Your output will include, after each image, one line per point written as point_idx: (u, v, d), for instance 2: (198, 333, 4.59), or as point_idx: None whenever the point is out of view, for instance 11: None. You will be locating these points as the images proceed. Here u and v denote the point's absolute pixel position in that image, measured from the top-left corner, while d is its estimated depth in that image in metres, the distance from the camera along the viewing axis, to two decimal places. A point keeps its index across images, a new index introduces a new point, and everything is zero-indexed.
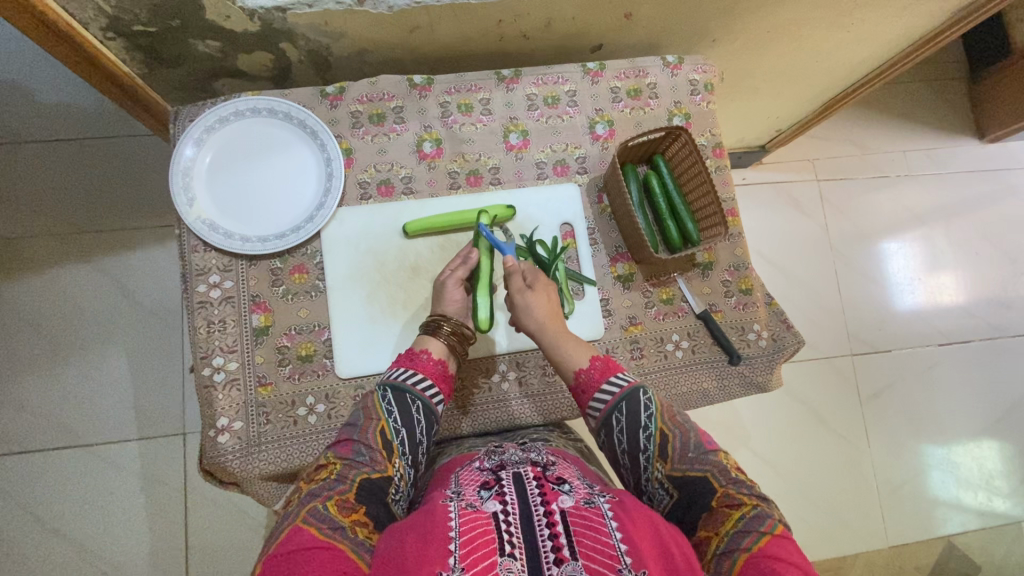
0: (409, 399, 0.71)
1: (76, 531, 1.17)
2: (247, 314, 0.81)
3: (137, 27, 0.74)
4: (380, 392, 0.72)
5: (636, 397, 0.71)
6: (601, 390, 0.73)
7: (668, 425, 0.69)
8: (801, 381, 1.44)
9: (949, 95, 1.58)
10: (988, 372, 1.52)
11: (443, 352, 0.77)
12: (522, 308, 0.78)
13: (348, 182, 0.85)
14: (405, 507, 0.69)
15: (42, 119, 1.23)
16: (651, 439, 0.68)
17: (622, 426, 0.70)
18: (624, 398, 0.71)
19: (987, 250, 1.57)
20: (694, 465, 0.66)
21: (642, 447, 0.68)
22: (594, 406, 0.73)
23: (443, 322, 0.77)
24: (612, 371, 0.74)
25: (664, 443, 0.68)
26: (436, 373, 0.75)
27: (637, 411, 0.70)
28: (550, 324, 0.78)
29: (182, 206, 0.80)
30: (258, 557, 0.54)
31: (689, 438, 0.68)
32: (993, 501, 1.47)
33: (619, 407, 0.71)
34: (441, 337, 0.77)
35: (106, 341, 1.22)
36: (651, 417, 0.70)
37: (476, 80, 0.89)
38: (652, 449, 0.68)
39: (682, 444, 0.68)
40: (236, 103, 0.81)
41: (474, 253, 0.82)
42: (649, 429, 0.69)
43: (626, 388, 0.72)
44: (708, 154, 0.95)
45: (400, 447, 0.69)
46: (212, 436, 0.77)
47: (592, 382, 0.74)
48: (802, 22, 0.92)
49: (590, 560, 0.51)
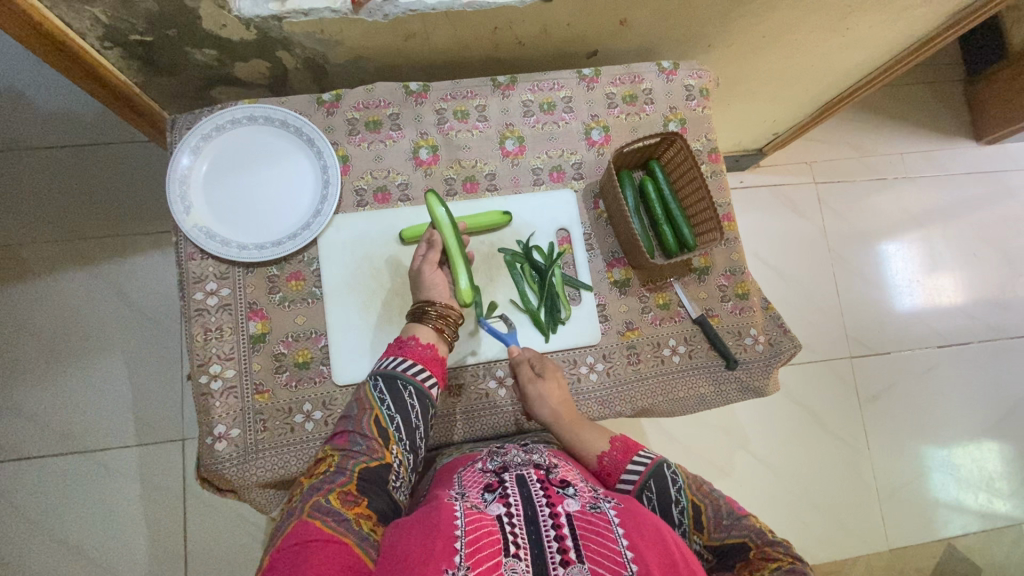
0: (400, 384, 0.71)
1: (76, 536, 1.17)
2: (244, 321, 0.81)
3: (133, 36, 0.74)
4: (372, 382, 0.71)
5: (662, 472, 0.69)
6: (626, 471, 0.71)
7: (698, 496, 0.67)
8: (800, 383, 1.44)
9: (947, 97, 1.59)
10: (988, 373, 1.52)
11: (433, 338, 0.76)
12: (535, 398, 0.79)
13: (345, 189, 0.86)
14: (408, 494, 0.69)
15: (40, 125, 1.23)
16: (684, 513, 0.66)
17: (654, 504, 0.67)
18: (650, 475, 0.68)
19: (986, 251, 1.57)
20: (731, 531, 0.63)
21: (676, 522, 0.66)
22: (622, 487, 0.70)
23: (427, 307, 0.77)
24: (632, 450, 0.73)
25: (697, 514, 0.66)
26: (426, 357, 0.74)
27: (666, 488, 0.67)
28: (564, 413, 0.78)
29: (178, 214, 0.80)
30: (265, 550, 0.55)
31: (721, 505, 0.66)
32: (994, 503, 1.46)
33: (647, 486, 0.68)
34: (428, 322, 0.76)
35: (104, 346, 1.22)
36: (681, 490, 0.67)
37: (473, 87, 0.89)
38: (687, 522, 0.65)
39: (714, 513, 0.65)
40: (232, 111, 0.81)
41: (436, 235, 0.81)
42: (681, 502, 0.66)
43: (651, 464, 0.70)
44: (704, 159, 0.96)
45: (396, 433, 0.68)
46: (209, 444, 0.77)
47: (615, 465, 0.72)
48: (797, 26, 0.93)
49: (595, 563, 0.51)
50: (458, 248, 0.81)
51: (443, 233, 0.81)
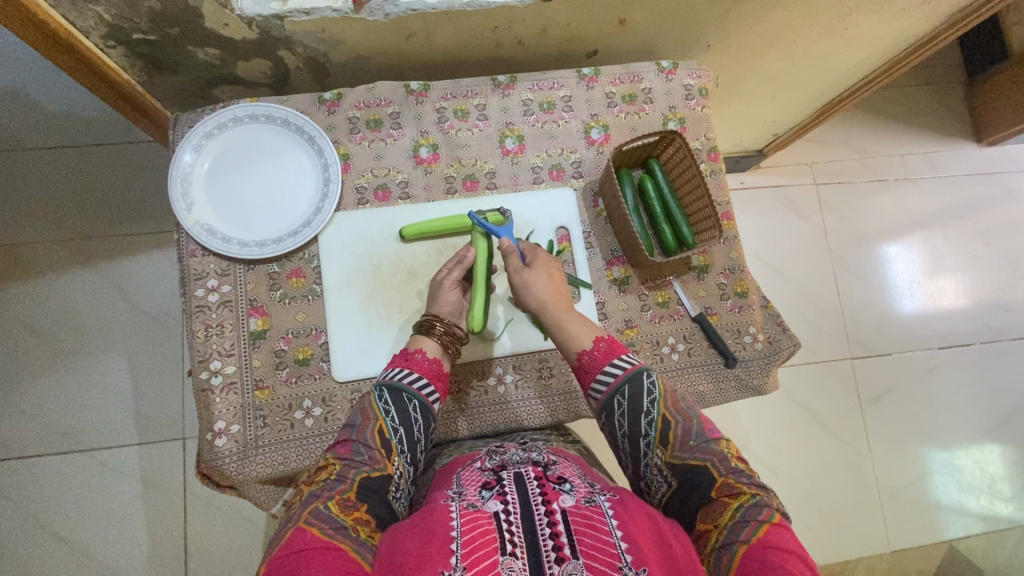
0: (405, 398, 0.72)
1: (76, 534, 1.17)
2: (244, 318, 0.81)
3: (136, 35, 0.75)
4: (377, 393, 0.72)
5: (639, 380, 0.71)
6: (603, 372, 0.73)
7: (670, 411, 0.69)
8: (801, 384, 1.44)
9: (948, 100, 1.59)
10: (990, 376, 1.51)
11: (438, 353, 0.77)
12: (521, 286, 0.79)
13: (346, 187, 0.86)
14: (408, 503, 0.69)
15: (42, 124, 1.24)
16: (653, 424, 0.68)
17: (624, 409, 0.70)
18: (626, 380, 0.71)
19: (987, 254, 1.57)
20: (695, 453, 0.65)
21: (643, 432, 0.68)
22: (596, 387, 0.73)
23: (435, 322, 0.77)
24: (615, 353, 0.74)
25: (665, 428, 0.68)
26: (431, 371, 0.75)
27: (639, 395, 0.70)
28: (550, 301, 0.78)
29: (180, 211, 0.80)
30: (263, 558, 0.55)
31: (691, 427, 0.68)
32: (996, 505, 1.46)
33: (620, 390, 0.71)
34: (435, 337, 0.77)
35: (106, 345, 1.22)
36: (653, 402, 0.69)
37: (473, 86, 0.90)
38: (653, 434, 0.67)
39: (683, 432, 0.67)
40: (235, 109, 0.82)
41: (469, 253, 0.81)
42: (651, 414, 0.69)
43: (629, 370, 0.72)
44: (703, 158, 0.96)
45: (399, 445, 0.69)
46: (209, 439, 0.77)
47: (594, 365, 0.74)
48: (797, 26, 0.93)
49: (591, 559, 0.51)
50: (483, 273, 0.81)
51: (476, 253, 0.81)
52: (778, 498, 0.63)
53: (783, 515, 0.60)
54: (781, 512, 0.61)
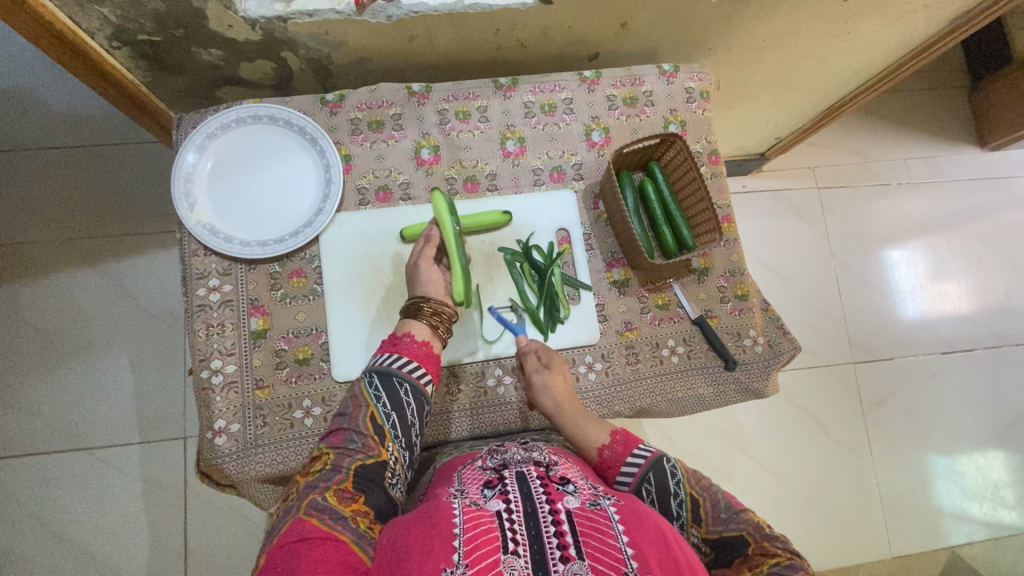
0: (396, 381, 0.71)
1: (76, 532, 1.18)
2: (245, 318, 0.82)
3: (141, 35, 0.76)
4: (367, 379, 0.71)
5: (662, 465, 0.69)
6: (627, 464, 0.70)
7: (696, 490, 0.67)
8: (802, 388, 1.44)
9: (950, 104, 1.59)
10: (992, 381, 1.50)
11: (427, 334, 0.76)
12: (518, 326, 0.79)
13: (347, 188, 0.87)
14: (404, 488, 0.70)
15: (46, 125, 1.25)
16: (682, 506, 0.66)
17: (653, 497, 0.67)
18: (650, 468, 0.68)
19: (990, 258, 1.56)
20: (728, 525, 0.63)
21: (674, 514, 0.66)
22: (621, 480, 0.70)
23: (422, 304, 0.77)
24: (633, 444, 0.72)
25: (695, 507, 0.65)
26: (420, 354, 0.75)
27: (665, 480, 0.67)
28: (566, 405, 0.78)
29: (182, 210, 0.81)
30: (262, 548, 0.55)
31: (719, 499, 0.65)
32: (999, 512, 1.45)
33: (647, 479, 0.68)
34: (422, 319, 0.76)
35: (109, 344, 1.23)
36: (679, 484, 0.67)
37: (474, 88, 0.90)
38: (685, 515, 0.65)
39: (712, 507, 0.65)
40: (237, 110, 0.82)
41: (436, 232, 0.82)
42: (679, 495, 0.66)
43: (651, 458, 0.69)
44: (704, 161, 0.96)
45: (392, 430, 0.69)
46: (209, 438, 0.78)
47: (616, 459, 0.71)
48: (799, 30, 0.93)
49: (597, 560, 0.51)
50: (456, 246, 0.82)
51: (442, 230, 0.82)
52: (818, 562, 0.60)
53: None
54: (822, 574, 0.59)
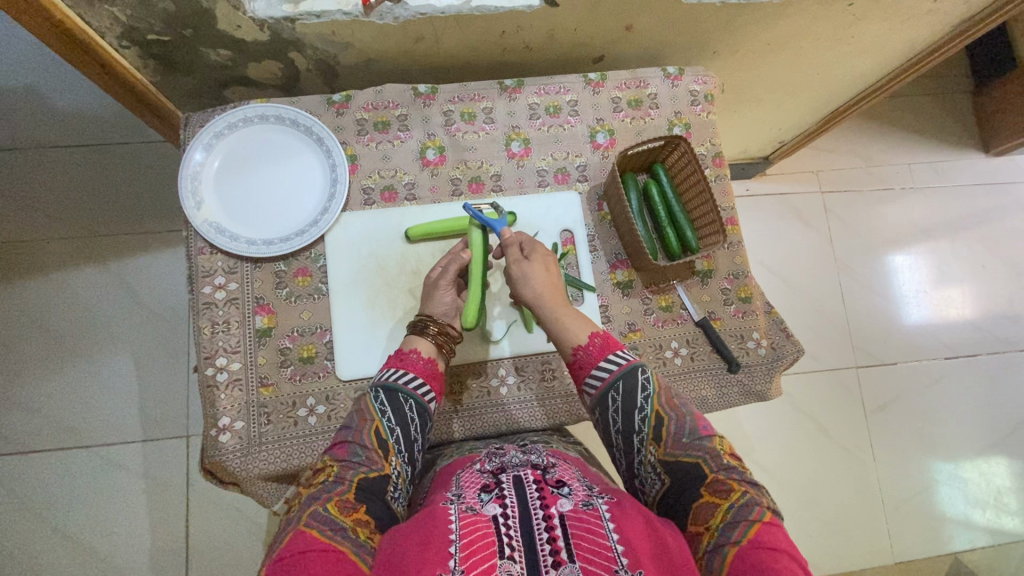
0: (401, 398, 0.72)
1: (78, 529, 1.18)
2: (250, 315, 0.82)
3: (151, 35, 0.76)
4: (373, 394, 0.72)
5: (634, 376, 0.70)
6: (598, 367, 0.72)
7: (664, 408, 0.69)
8: (805, 392, 1.44)
9: (955, 109, 1.59)
10: (996, 387, 1.50)
11: (432, 352, 0.77)
12: (519, 278, 0.78)
13: (352, 188, 0.87)
14: (406, 504, 0.69)
15: (54, 124, 1.26)
16: (645, 421, 0.68)
17: (618, 405, 0.69)
18: (620, 376, 0.70)
19: (995, 264, 1.56)
20: (687, 450, 0.65)
21: (636, 429, 0.68)
22: (591, 382, 0.72)
23: (429, 322, 0.78)
24: (611, 349, 0.74)
25: (658, 426, 0.67)
26: (426, 371, 0.76)
27: (633, 392, 0.69)
28: (547, 295, 0.77)
29: (190, 209, 0.82)
30: (263, 561, 0.55)
31: (684, 424, 0.68)
32: (1001, 519, 1.44)
33: (615, 386, 0.70)
34: (428, 337, 0.77)
35: (114, 343, 1.24)
36: (647, 399, 0.69)
37: (479, 90, 0.91)
38: (647, 431, 0.67)
39: (675, 429, 0.67)
40: (245, 110, 0.83)
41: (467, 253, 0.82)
42: (644, 411, 0.68)
43: (624, 366, 0.71)
44: (708, 163, 0.97)
45: (396, 445, 0.69)
46: (213, 436, 0.78)
47: (589, 360, 0.73)
48: (803, 35, 0.94)
49: (587, 561, 0.51)
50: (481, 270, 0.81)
51: (472, 253, 0.82)
52: (769, 497, 0.63)
53: (774, 514, 0.60)
54: (772, 511, 0.61)
